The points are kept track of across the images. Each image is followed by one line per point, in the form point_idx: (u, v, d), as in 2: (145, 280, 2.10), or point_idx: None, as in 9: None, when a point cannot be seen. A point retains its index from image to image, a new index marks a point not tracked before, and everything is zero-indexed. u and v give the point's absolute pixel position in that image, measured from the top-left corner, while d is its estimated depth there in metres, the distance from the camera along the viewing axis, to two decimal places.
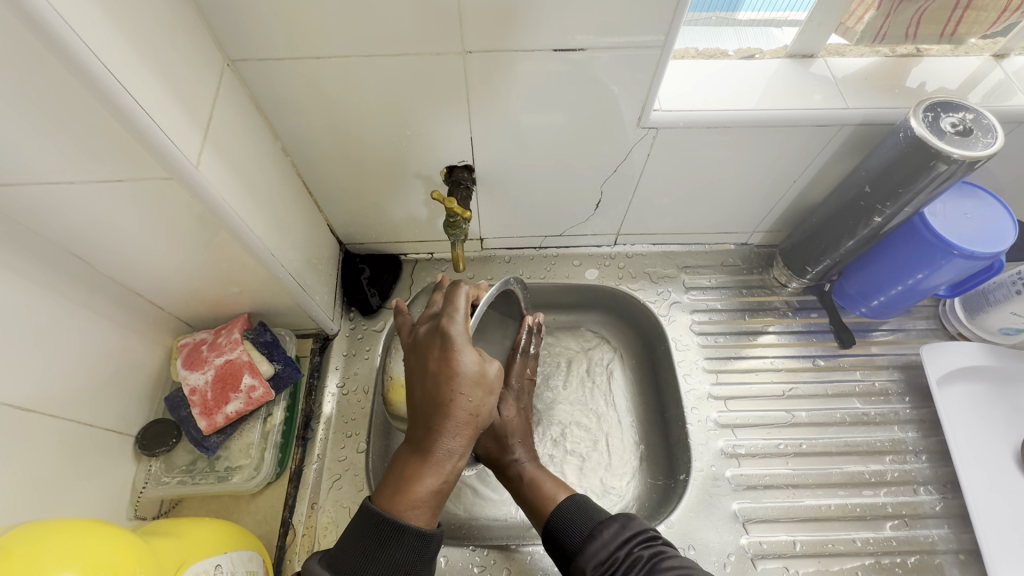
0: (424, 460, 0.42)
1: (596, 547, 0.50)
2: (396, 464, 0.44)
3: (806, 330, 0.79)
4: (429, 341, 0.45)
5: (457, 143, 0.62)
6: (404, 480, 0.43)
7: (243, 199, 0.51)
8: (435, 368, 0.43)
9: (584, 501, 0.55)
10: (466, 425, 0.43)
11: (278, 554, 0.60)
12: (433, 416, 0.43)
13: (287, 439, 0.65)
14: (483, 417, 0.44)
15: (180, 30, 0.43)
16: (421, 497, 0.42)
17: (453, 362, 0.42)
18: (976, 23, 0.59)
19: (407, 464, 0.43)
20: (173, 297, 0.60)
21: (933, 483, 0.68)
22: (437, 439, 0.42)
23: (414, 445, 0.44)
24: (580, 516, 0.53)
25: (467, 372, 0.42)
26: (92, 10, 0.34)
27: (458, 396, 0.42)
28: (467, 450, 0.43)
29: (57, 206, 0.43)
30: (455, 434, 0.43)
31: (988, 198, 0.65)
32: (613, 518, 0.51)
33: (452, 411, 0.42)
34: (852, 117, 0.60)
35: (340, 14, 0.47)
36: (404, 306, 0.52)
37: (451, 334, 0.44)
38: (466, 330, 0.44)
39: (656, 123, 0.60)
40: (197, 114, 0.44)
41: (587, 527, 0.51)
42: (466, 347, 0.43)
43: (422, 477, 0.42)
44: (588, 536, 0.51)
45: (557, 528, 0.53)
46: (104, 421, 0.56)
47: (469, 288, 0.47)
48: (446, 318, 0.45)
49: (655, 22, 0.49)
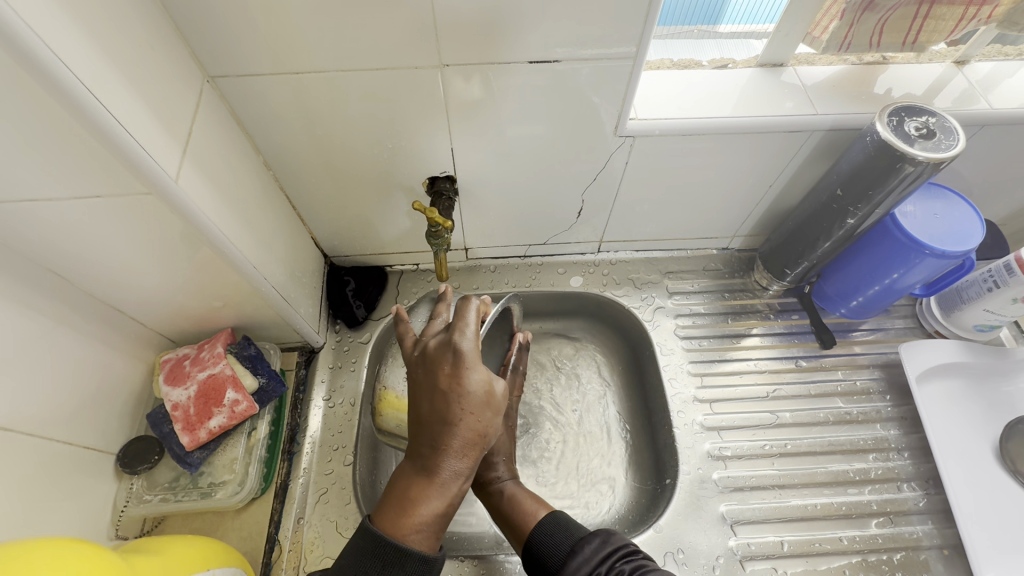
0: (429, 481, 0.42)
1: (577, 563, 0.50)
2: (398, 482, 0.44)
3: (788, 332, 0.80)
4: (437, 356, 0.44)
5: (438, 154, 0.63)
6: (408, 501, 0.42)
7: (223, 213, 0.51)
8: (445, 386, 0.42)
9: (564, 518, 0.55)
10: (472, 446, 0.42)
11: (263, 571, 0.60)
12: (440, 437, 0.42)
13: (272, 453, 0.65)
14: (488, 436, 0.43)
15: (157, 48, 0.43)
16: (424, 521, 0.42)
17: (464, 381, 0.42)
18: (936, 31, 0.61)
19: (412, 484, 0.43)
20: (155, 312, 0.59)
21: (915, 480, 0.69)
22: (444, 460, 0.42)
23: (418, 464, 0.43)
24: (564, 534, 0.53)
25: (476, 391, 0.42)
26: (65, 29, 0.34)
27: (467, 417, 0.42)
28: (471, 472, 0.43)
29: (33, 223, 0.43)
30: (461, 455, 0.42)
31: (956, 199, 0.67)
32: (594, 534, 0.51)
33: (460, 432, 0.42)
34: (821, 123, 0.62)
35: (318, 29, 0.47)
36: (404, 312, 0.50)
37: (463, 349, 0.43)
38: (475, 344, 0.44)
39: (633, 131, 0.62)
40: (175, 128, 0.44)
41: (569, 543, 0.52)
42: (477, 365, 0.43)
43: (428, 499, 0.42)
44: (570, 553, 0.51)
45: (539, 548, 0.53)
46: (84, 439, 0.55)
47: (478, 302, 0.46)
48: (455, 333, 0.44)
49: (627, 34, 0.51)
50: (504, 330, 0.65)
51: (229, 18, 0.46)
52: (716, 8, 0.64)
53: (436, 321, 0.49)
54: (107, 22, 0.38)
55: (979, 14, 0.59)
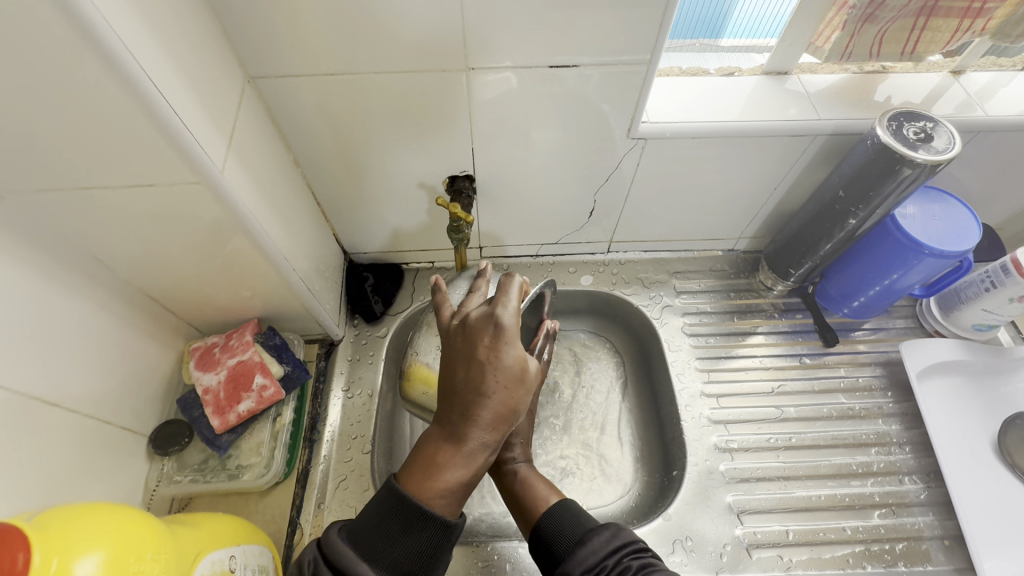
0: (457, 449, 0.44)
1: (585, 553, 0.50)
2: (425, 447, 0.46)
3: (792, 331, 0.83)
4: (478, 327, 0.46)
5: (458, 154, 0.66)
6: (434, 466, 0.45)
7: (260, 205, 0.54)
8: (483, 356, 0.44)
9: (573, 508, 0.56)
10: (502, 420, 0.45)
11: (285, 552, 0.62)
12: (472, 406, 0.44)
13: (294, 440, 0.67)
14: (516, 411, 0.46)
15: (210, 48, 0.46)
16: (448, 487, 0.44)
17: (502, 355, 0.44)
18: (932, 42, 0.64)
19: (440, 449, 0.45)
20: (188, 300, 0.62)
21: (917, 474, 0.71)
22: (473, 429, 0.44)
23: (447, 431, 0.45)
24: (573, 524, 0.54)
25: (512, 366, 0.45)
26: (135, 27, 0.37)
27: (500, 390, 0.44)
28: (496, 445, 0.45)
29: (86, 208, 0.46)
30: (490, 428, 0.44)
31: (954, 202, 0.70)
32: (603, 527, 0.51)
33: (492, 405, 0.44)
34: (824, 128, 0.65)
35: (354, 32, 0.51)
36: (444, 283, 0.53)
37: (504, 322, 0.46)
38: (516, 318, 0.47)
39: (644, 134, 0.64)
40: (222, 123, 0.47)
41: (578, 534, 0.53)
42: (515, 341, 0.45)
43: (454, 465, 0.44)
44: (577, 543, 0.52)
45: (547, 530, 0.55)
46: (119, 420, 0.58)
47: (521, 280, 0.49)
48: (497, 306, 0.47)
49: (642, 41, 0.54)
50: (535, 317, 0.67)
51: (274, 22, 0.49)
52: (717, 23, 0.67)
53: (474, 296, 0.52)
54: (171, 23, 0.41)
55: (973, 27, 0.62)
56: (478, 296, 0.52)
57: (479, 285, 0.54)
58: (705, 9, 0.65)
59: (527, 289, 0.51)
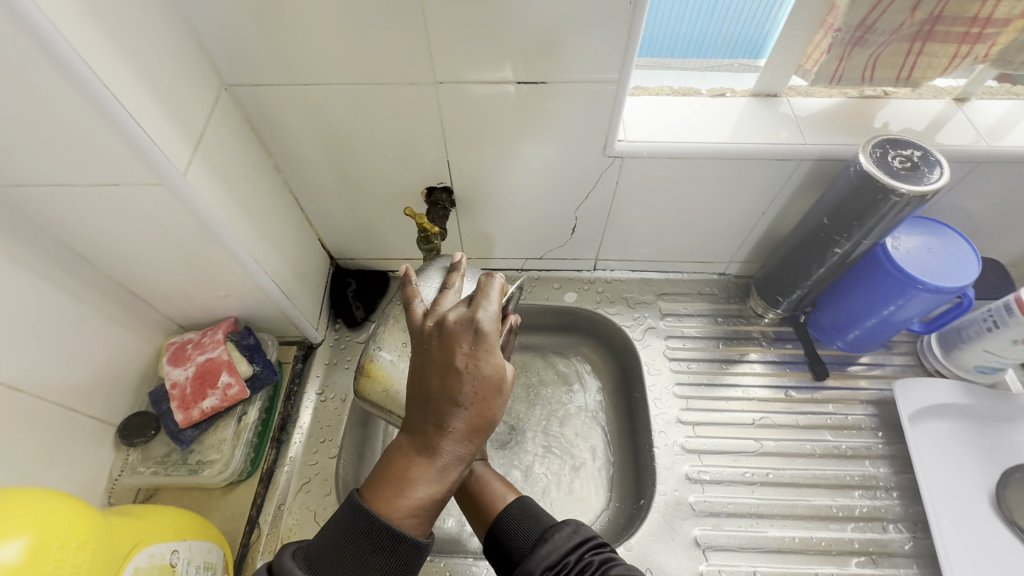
0: (430, 463, 0.41)
1: (546, 551, 0.47)
2: (394, 460, 0.42)
3: (780, 361, 0.79)
4: (456, 332, 0.43)
5: (434, 166, 0.67)
6: (404, 481, 0.41)
7: (229, 208, 0.55)
8: (462, 364, 0.41)
9: (532, 507, 0.53)
10: (476, 431, 0.42)
11: (240, 552, 0.62)
12: (446, 416, 0.41)
13: (261, 439, 0.68)
14: (490, 422, 0.43)
15: (179, 56, 0.48)
16: (418, 504, 0.41)
17: (481, 363, 0.41)
18: (930, 68, 0.62)
19: (411, 463, 0.41)
20: (164, 297, 0.64)
21: (903, 522, 0.66)
22: (446, 441, 0.41)
23: (419, 442, 0.42)
24: (531, 522, 0.51)
25: (490, 374, 0.42)
26: (90, 33, 0.38)
27: (476, 401, 0.41)
28: (470, 459, 0.42)
29: (58, 203, 0.48)
30: (463, 440, 0.42)
31: (953, 235, 0.67)
32: (564, 523, 0.49)
33: (466, 415, 0.41)
34: (810, 152, 0.63)
35: (322, 44, 0.52)
36: (412, 274, 0.49)
37: (484, 328, 0.43)
38: (495, 322, 0.44)
39: (621, 152, 0.64)
40: (189, 128, 0.49)
41: (538, 531, 0.50)
42: (495, 348, 0.43)
43: (426, 481, 0.41)
44: (538, 540, 0.49)
45: (505, 533, 0.51)
46: (89, 409, 0.60)
47: (500, 282, 0.46)
48: (476, 308, 0.44)
49: (610, 60, 0.54)
50: None
51: (245, 32, 0.51)
52: (755, 43, 0.66)
53: (448, 293, 0.48)
54: (135, 30, 0.43)
55: (972, 52, 0.59)
56: (453, 293, 0.49)
57: (453, 279, 0.50)
58: (742, 26, 0.64)
59: (507, 290, 0.48)
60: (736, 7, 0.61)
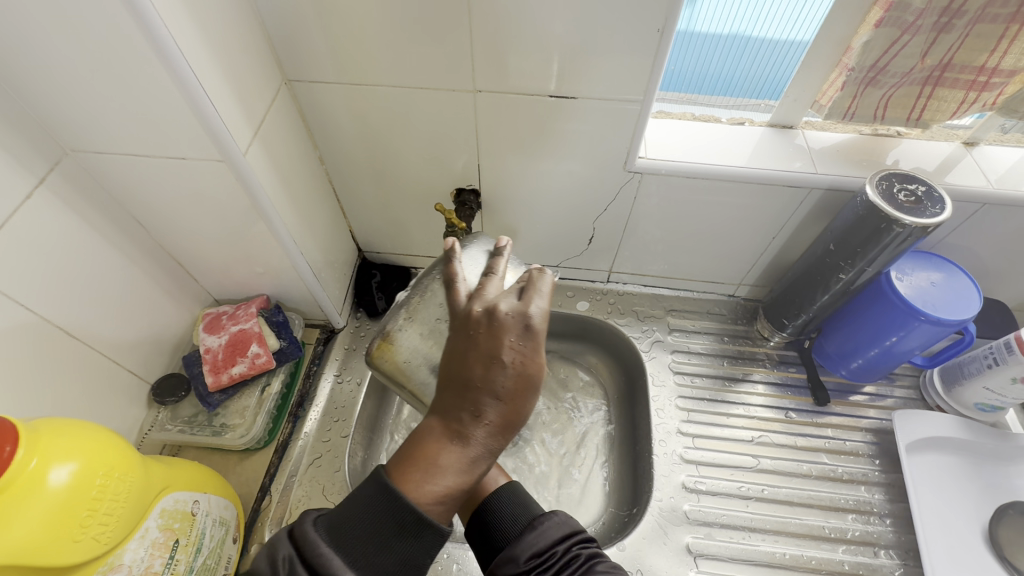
0: (462, 452, 0.42)
1: (533, 538, 0.49)
2: (424, 444, 0.43)
3: (783, 383, 0.81)
4: (507, 324, 0.44)
5: (465, 169, 0.71)
6: (435, 467, 0.42)
7: (278, 189, 0.61)
8: (509, 358, 0.42)
9: (520, 493, 0.55)
10: (507, 427, 0.43)
11: (251, 516, 0.66)
12: (484, 407, 0.42)
13: (279, 412, 0.72)
14: (521, 418, 0.44)
15: (251, 51, 0.54)
16: (445, 492, 0.42)
17: (527, 361, 0.43)
18: (939, 111, 0.65)
19: (442, 450, 0.42)
20: (207, 270, 0.69)
21: (895, 549, 0.67)
22: (479, 431, 0.42)
23: (451, 429, 0.43)
24: (521, 509, 0.53)
25: (532, 372, 0.43)
26: (186, 24, 0.44)
27: (515, 397, 0.43)
28: (498, 453, 0.43)
29: (131, 170, 0.54)
30: (496, 433, 0.43)
31: (955, 270, 0.69)
32: (553, 514, 0.51)
33: (503, 410, 0.42)
34: (819, 182, 0.66)
35: (376, 50, 0.57)
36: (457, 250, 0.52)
37: (534, 324, 0.44)
38: (545, 319, 0.45)
39: (641, 168, 0.68)
40: (252, 114, 0.54)
41: (527, 518, 0.52)
42: (540, 344, 0.44)
43: (455, 470, 0.42)
44: (527, 527, 0.51)
45: (494, 519, 0.53)
46: (130, 364, 0.64)
47: (549, 277, 0.48)
48: (528, 303, 0.45)
49: (636, 84, 0.58)
50: None
51: (310, 35, 0.56)
52: (782, 86, 0.68)
53: (492, 278, 0.50)
54: (220, 25, 0.48)
55: (980, 99, 0.63)
56: (497, 278, 0.50)
57: (497, 264, 0.51)
58: (770, 67, 0.66)
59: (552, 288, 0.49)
60: (765, 48, 0.64)
